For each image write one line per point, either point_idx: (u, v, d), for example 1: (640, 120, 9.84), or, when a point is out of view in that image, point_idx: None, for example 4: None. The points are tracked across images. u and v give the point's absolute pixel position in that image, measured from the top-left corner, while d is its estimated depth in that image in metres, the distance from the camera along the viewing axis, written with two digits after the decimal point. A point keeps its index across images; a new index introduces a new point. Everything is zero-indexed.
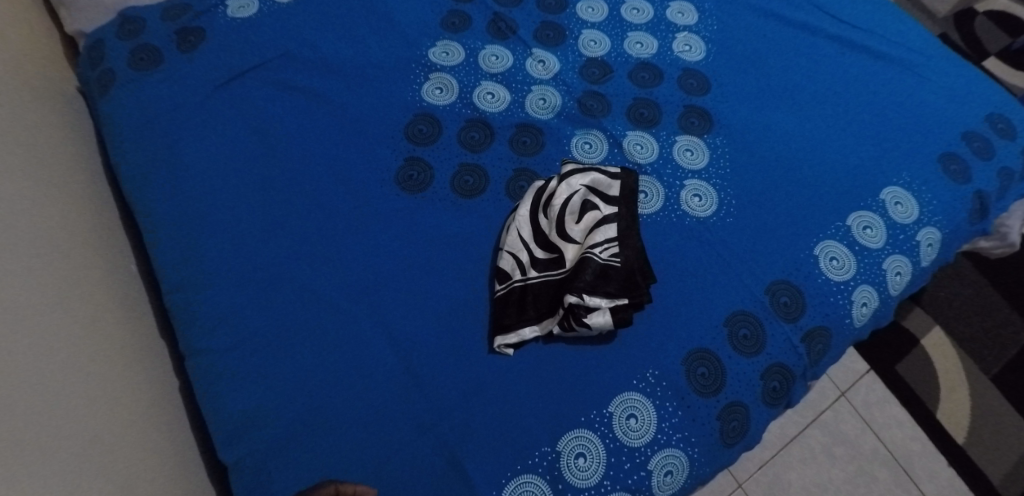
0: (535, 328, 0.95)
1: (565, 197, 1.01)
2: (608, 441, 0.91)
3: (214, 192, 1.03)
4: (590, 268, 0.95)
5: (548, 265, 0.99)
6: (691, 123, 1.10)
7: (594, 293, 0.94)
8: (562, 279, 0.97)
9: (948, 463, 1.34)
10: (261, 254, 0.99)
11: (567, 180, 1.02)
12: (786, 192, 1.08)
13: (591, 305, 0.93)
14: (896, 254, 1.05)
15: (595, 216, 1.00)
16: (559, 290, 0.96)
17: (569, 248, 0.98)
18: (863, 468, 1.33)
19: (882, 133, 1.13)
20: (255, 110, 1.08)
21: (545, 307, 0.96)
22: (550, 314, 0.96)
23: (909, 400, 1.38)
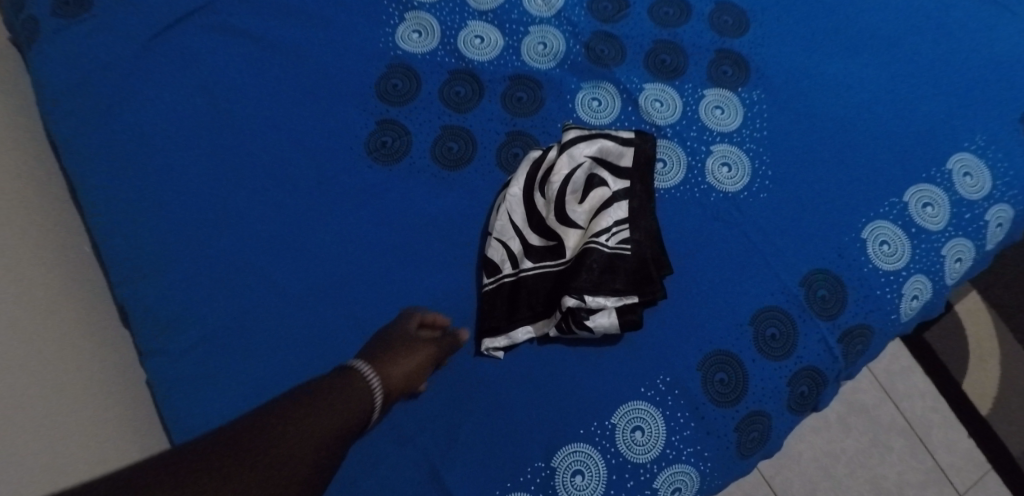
0: (529, 330, 0.83)
1: (565, 172, 0.84)
2: (609, 457, 0.81)
3: (162, 165, 0.87)
4: (594, 262, 0.80)
5: (545, 254, 0.85)
6: (723, 73, 0.93)
7: (597, 292, 0.80)
8: (560, 273, 0.83)
9: (969, 434, 1.26)
10: (215, 242, 0.85)
11: (568, 150, 0.85)
12: (834, 159, 0.91)
13: (594, 306, 0.80)
14: (958, 238, 0.89)
15: (602, 194, 0.84)
16: (557, 285, 0.83)
17: (570, 234, 0.83)
18: (878, 439, 1.25)
19: (954, 84, 0.93)
20: (202, 63, 0.91)
21: (541, 305, 0.83)
22: (547, 314, 0.83)
23: (934, 368, 1.28)
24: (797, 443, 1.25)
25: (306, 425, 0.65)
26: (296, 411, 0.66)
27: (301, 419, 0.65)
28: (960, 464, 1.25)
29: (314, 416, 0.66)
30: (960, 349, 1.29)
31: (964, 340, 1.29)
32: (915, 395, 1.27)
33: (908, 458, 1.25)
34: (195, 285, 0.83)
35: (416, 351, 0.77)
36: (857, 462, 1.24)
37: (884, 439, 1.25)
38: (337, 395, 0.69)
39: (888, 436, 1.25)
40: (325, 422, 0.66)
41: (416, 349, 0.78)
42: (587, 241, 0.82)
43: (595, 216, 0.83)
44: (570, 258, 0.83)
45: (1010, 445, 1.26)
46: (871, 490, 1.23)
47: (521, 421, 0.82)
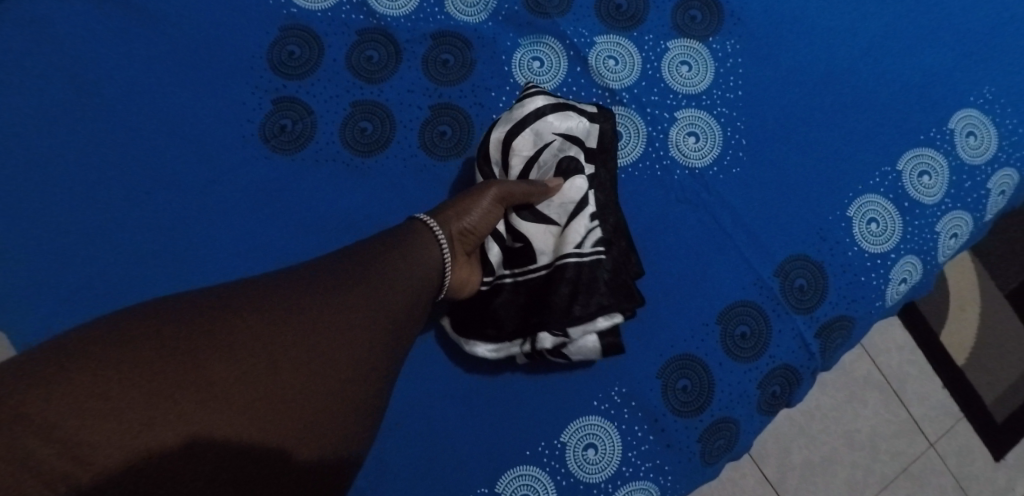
0: (510, 348, 0.69)
1: (528, 156, 0.69)
2: (559, 478, 0.73)
3: (10, 163, 0.71)
4: (575, 275, 0.65)
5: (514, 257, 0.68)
6: (690, 19, 0.77)
7: (580, 318, 0.65)
8: (536, 286, 0.67)
9: (943, 386, 1.08)
10: (84, 257, 0.70)
11: (532, 127, 0.69)
12: (820, 121, 0.77)
13: (578, 332, 0.66)
14: (955, 211, 0.77)
15: (579, 183, 0.67)
16: (534, 302, 0.67)
17: (541, 234, 0.68)
18: (852, 395, 1.07)
19: (961, 24, 0.78)
20: (48, 33, 0.73)
21: (518, 323, 0.68)
22: (519, 339, 0.68)
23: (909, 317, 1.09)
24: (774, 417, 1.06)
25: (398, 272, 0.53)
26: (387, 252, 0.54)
27: (391, 274, 0.53)
28: (936, 417, 1.07)
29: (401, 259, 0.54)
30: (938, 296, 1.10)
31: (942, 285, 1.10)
32: (893, 349, 1.08)
33: (882, 411, 1.07)
34: (60, 312, 0.68)
35: (486, 198, 0.63)
36: (831, 421, 1.06)
37: (858, 393, 1.07)
38: (422, 251, 0.56)
39: (862, 390, 1.07)
40: (415, 279, 0.54)
41: (486, 199, 0.62)
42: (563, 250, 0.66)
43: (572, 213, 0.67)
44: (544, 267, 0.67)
45: (983, 392, 1.08)
46: (843, 445, 1.05)
47: (460, 444, 0.73)
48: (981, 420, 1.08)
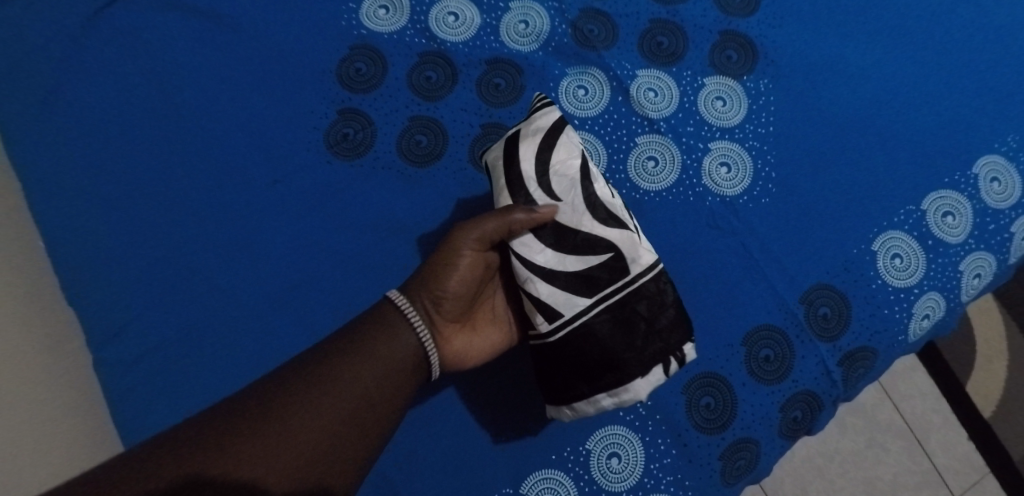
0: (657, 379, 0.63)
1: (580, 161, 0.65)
2: (582, 484, 0.76)
3: (104, 158, 0.81)
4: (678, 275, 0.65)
5: (608, 273, 0.63)
6: (727, 58, 0.82)
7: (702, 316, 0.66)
8: (649, 303, 0.63)
9: (970, 438, 1.08)
10: (160, 244, 0.78)
11: (570, 131, 0.66)
12: (848, 160, 0.81)
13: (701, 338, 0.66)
14: (979, 251, 0.80)
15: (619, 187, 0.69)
16: (656, 317, 0.63)
17: (638, 241, 0.64)
18: (875, 440, 1.07)
19: (988, 76, 0.83)
20: (146, 43, 0.83)
21: (652, 348, 0.62)
22: (658, 366, 0.63)
23: (936, 366, 1.10)
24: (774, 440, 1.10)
25: (380, 344, 0.60)
26: (371, 326, 0.61)
27: (361, 347, 0.60)
28: (961, 470, 1.07)
29: (383, 329, 0.61)
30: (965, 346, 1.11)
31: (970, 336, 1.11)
32: (916, 396, 1.09)
33: (905, 459, 1.07)
34: (136, 291, 0.77)
35: (461, 254, 0.64)
36: (851, 465, 1.06)
37: (881, 439, 1.07)
38: (393, 330, 0.62)
39: (885, 436, 1.07)
40: (384, 357, 0.60)
41: (462, 255, 0.64)
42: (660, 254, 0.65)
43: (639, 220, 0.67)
44: (652, 277, 0.63)
45: (1008, 447, 1.08)
46: (863, 488, 1.05)
47: (488, 445, 0.76)
48: (1008, 475, 1.07)
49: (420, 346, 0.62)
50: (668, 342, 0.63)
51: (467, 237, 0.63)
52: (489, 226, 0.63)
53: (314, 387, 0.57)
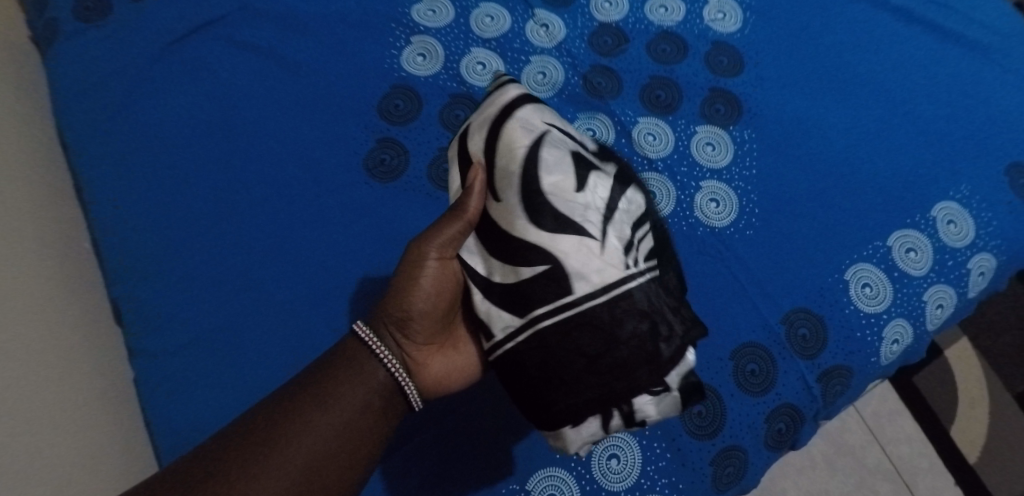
0: (592, 431, 0.64)
1: (531, 147, 0.65)
2: (583, 483, 0.82)
3: (165, 173, 0.91)
4: (631, 306, 0.62)
5: (539, 298, 0.62)
6: (716, 111, 0.95)
7: (663, 368, 0.62)
8: (585, 342, 0.62)
9: (955, 480, 1.27)
10: (211, 249, 0.88)
11: (518, 115, 0.66)
12: (822, 200, 0.92)
13: (655, 385, 0.63)
14: (940, 284, 0.90)
15: (596, 176, 0.65)
16: (594, 362, 0.62)
17: (584, 256, 0.62)
18: (864, 482, 1.25)
19: (944, 134, 0.95)
20: (210, 77, 0.95)
21: (586, 395, 0.63)
22: (588, 417, 0.63)
23: (921, 414, 1.31)
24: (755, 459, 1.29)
25: (336, 398, 0.65)
26: (331, 377, 0.66)
27: (341, 381, 0.66)
28: None
29: (343, 380, 0.66)
30: (949, 397, 1.32)
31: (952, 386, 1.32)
32: (903, 440, 1.29)
33: None
34: (187, 290, 0.87)
35: (422, 275, 0.68)
36: None
37: (870, 481, 1.25)
38: (364, 365, 0.67)
39: (873, 478, 1.26)
40: (340, 407, 0.65)
41: (424, 266, 0.68)
42: (609, 281, 0.62)
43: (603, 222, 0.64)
44: (590, 309, 0.62)
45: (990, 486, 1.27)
46: None
47: (498, 441, 0.83)
48: None
49: (391, 378, 0.67)
50: (603, 390, 0.63)
51: (424, 253, 0.67)
52: (450, 228, 0.67)
53: (291, 425, 0.63)
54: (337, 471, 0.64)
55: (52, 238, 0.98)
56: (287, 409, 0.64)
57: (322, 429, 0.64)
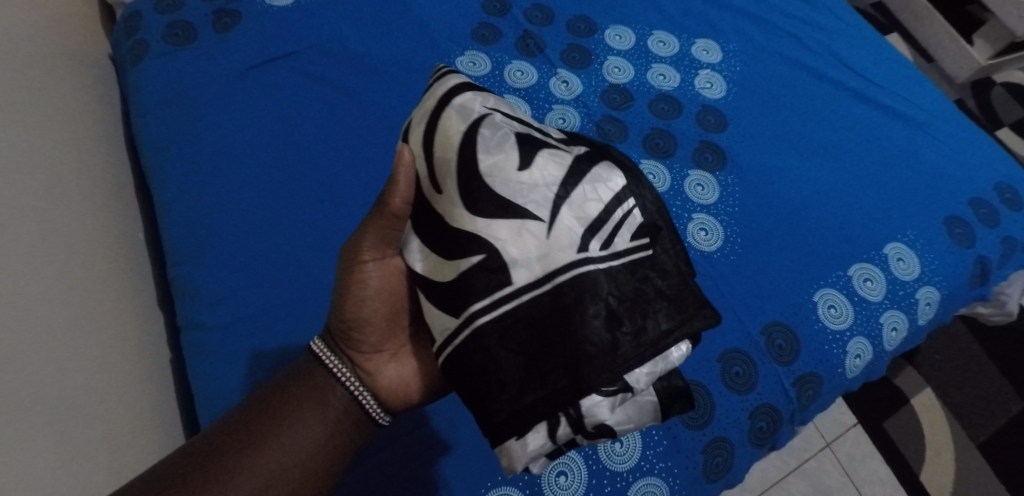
0: (541, 442, 0.71)
1: (468, 131, 0.71)
2: (590, 463, 0.92)
3: (232, 175, 1.04)
4: (572, 297, 0.69)
5: (477, 297, 0.70)
6: (705, 158, 1.13)
7: (616, 361, 0.69)
8: (526, 337, 0.70)
9: None
10: (270, 242, 1.00)
11: (459, 105, 0.73)
12: (795, 235, 1.08)
13: (603, 385, 0.69)
14: (893, 310, 1.06)
15: (547, 156, 0.72)
16: (535, 360, 0.70)
17: (520, 243, 0.70)
18: None
19: (894, 188, 1.13)
20: (278, 100, 1.09)
21: (529, 397, 0.69)
22: (535, 424, 0.70)
23: (893, 458, 1.47)
24: (739, 486, 1.42)
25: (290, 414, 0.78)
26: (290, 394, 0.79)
27: (297, 397, 0.79)
28: None
29: (300, 397, 0.79)
30: (918, 443, 1.49)
31: (920, 432, 1.50)
32: (877, 482, 1.45)
33: None
34: (244, 274, 0.97)
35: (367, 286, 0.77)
36: None
37: None
38: (321, 382, 0.80)
39: None
40: (295, 421, 0.78)
41: (368, 277, 0.77)
42: (547, 270, 0.70)
43: (556, 204, 0.71)
44: (529, 300, 0.70)
45: None
46: None
47: None
48: None
49: (348, 391, 0.80)
50: (546, 391, 0.69)
51: (360, 258, 0.77)
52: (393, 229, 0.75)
53: (254, 436, 0.76)
54: (297, 475, 0.76)
55: (122, 231, 1.09)
56: (251, 423, 0.77)
57: (280, 439, 0.77)
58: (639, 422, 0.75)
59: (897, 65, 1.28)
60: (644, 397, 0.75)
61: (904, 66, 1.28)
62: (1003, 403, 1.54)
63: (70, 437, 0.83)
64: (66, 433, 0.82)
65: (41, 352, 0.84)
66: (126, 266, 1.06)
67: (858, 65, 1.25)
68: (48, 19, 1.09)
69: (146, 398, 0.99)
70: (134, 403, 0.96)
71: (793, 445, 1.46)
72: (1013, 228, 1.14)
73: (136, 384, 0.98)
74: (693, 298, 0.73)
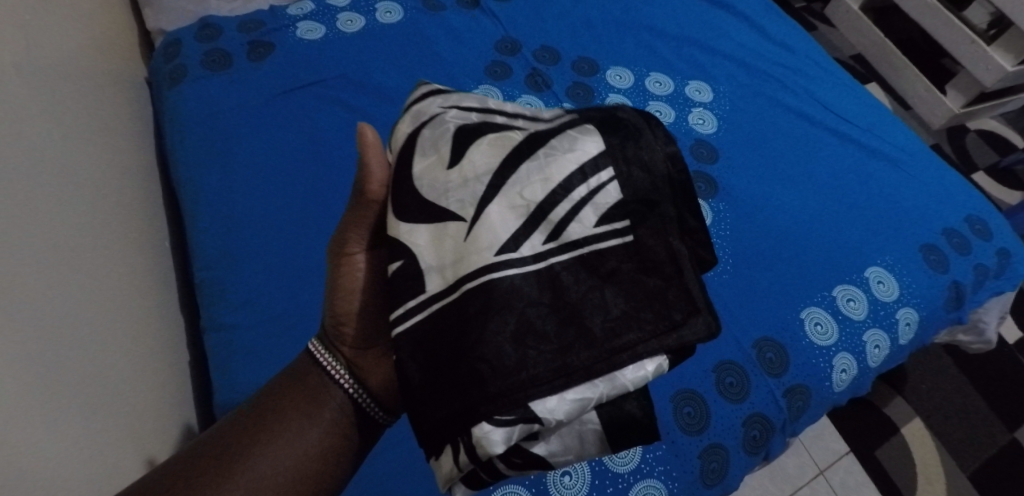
0: (450, 466, 0.66)
1: (413, 128, 0.74)
2: (593, 464, 0.97)
3: (259, 188, 1.11)
4: (477, 306, 0.66)
5: (397, 302, 0.69)
6: (698, 187, 1.22)
7: (525, 383, 0.63)
8: (435, 349, 0.67)
9: None
10: (293, 250, 1.06)
11: (417, 106, 0.76)
12: (781, 258, 1.16)
13: (499, 410, 0.63)
14: (875, 328, 1.13)
15: (492, 140, 0.71)
16: (439, 376, 0.66)
17: (438, 248, 0.69)
18: None
19: (872, 217, 1.22)
20: (305, 122, 1.18)
21: (433, 416, 0.66)
22: (441, 446, 0.66)
23: (885, 486, 1.51)
24: None
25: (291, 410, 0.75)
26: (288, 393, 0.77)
27: (290, 399, 0.76)
28: None
29: (298, 396, 0.76)
30: (910, 472, 1.53)
31: (911, 461, 1.54)
32: None
33: None
34: (267, 279, 1.03)
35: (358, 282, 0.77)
36: None
37: None
38: (318, 386, 0.77)
39: None
40: (297, 417, 0.75)
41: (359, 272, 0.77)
42: (456, 277, 0.67)
43: (484, 199, 0.68)
44: (438, 310, 0.67)
45: None
46: None
47: None
48: None
49: (347, 393, 0.77)
50: (445, 412, 0.65)
51: (348, 251, 0.78)
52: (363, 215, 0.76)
53: (259, 432, 0.74)
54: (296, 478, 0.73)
55: (155, 242, 1.15)
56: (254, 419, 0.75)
57: (275, 441, 0.73)
58: (580, 452, 0.68)
59: (873, 108, 1.39)
60: (585, 425, 0.67)
61: (879, 109, 1.40)
62: (990, 433, 1.60)
63: (116, 421, 0.86)
64: (115, 416, 0.86)
65: (97, 335, 0.88)
66: (157, 274, 1.12)
67: (837, 107, 1.36)
68: (100, 42, 1.18)
69: (173, 399, 1.03)
70: (163, 402, 0.99)
71: (788, 472, 1.50)
72: (984, 256, 1.22)
73: (165, 385, 1.02)
74: (638, 315, 0.65)
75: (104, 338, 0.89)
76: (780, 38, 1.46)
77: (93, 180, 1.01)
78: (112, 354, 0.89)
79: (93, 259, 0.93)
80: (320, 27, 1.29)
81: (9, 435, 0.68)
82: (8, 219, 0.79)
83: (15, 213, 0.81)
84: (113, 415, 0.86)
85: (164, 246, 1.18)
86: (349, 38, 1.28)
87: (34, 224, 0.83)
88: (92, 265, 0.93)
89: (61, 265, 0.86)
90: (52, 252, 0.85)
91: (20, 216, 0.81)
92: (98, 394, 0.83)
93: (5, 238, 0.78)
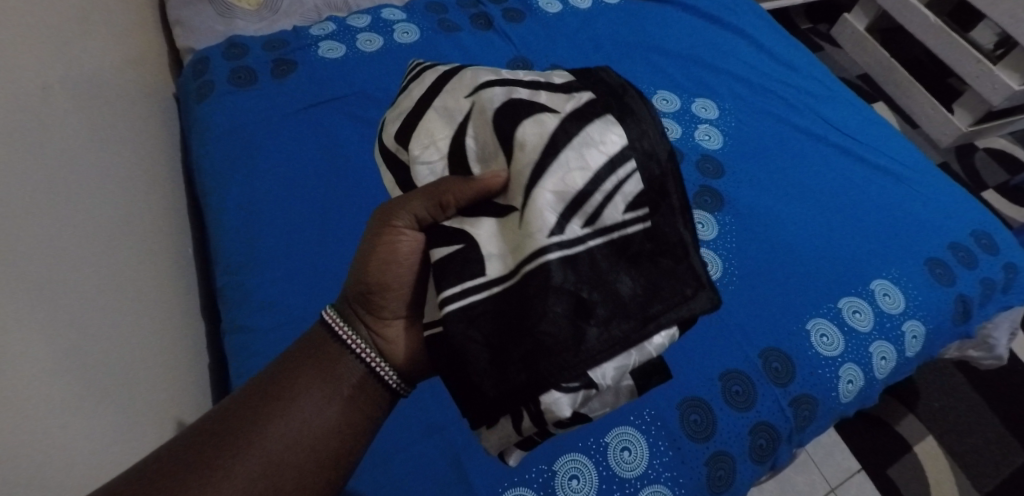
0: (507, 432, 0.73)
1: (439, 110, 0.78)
2: (601, 468, 0.99)
3: (280, 198, 1.15)
4: (536, 283, 0.70)
5: (449, 283, 0.71)
6: (704, 200, 1.24)
7: (581, 353, 0.68)
8: (494, 330, 0.71)
9: None
10: (312, 258, 1.10)
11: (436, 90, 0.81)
12: (787, 270, 1.18)
13: (563, 380, 0.68)
14: (881, 341, 1.15)
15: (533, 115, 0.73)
16: (499, 353, 0.70)
17: (501, 238, 0.73)
18: None
19: (877, 230, 1.24)
20: (325, 136, 1.23)
21: (495, 392, 0.70)
22: (498, 418, 0.72)
23: None
24: None
25: (310, 369, 0.78)
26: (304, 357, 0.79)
27: (301, 373, 0.78)
28: None
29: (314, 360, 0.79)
30: (923, 490, 1.52)
31: (924, 478, 1.53)
32: None
33: None
34: (286, 285, 1.07)
35: (383, 250, 0.79)
36: None
37: None
38: (333, 356, 0.79)
39: None
40: (316, 372, 0.78)
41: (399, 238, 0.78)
42: (515, 263, 0.71)
43: (530, 186, 0.71)
44: (498, 292, 0.72)
45: None
46: None
47: None
48: None
49: (363, 363, 0.79)
50: (509, 387, 0.69)
51: (394, 224, 0.78)
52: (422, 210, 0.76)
53: (281, 387, 0.77)
54: (320, 425, 0.76)
55: (179, 250, 1.20)
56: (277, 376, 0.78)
57: (297, 395, 0.77)
58: (615, 405, 0.73)
59: (877, 125, 1.41)
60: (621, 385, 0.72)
61: (884, 126, 1.42)
62: (1005, 452, 1.58)
63: (139, 418, 0.89)
64: (138, 413, 0.89)
65: (123, 335, 0.91)
66: (180, 281, 1.16)
67: (842, 124, 1.39)
68: (132, 60, 1.24)
69: (195, 401, 1.06)
70: (185, 403, 1.03)
71: (799, 487, 1.50)
72: (991, 270, 1.23)
73: (187, 386, 1.06)
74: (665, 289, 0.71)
75: (130, 338, 0.93)
76: (785, 57, 1.49)
77: (123, 190, 1.05)
78: (137, 355, 0.93)
79: (122, 263, 0.97)
80: (340, 46, 1.35)
81: (40, 426, 0.71)
82: (45, 225, 0.84)
83: (51, 219, 0.85)
84: (136, 412, 0.89)
85: (188, 255, 1.23)
86: (368, 57, 1.34)
87: (67, 230, 0.88)
88: (121, 269, 0.97)
89: (93, 268, 0.90)
90: (84, 255, 0.89)
91: (57, 220, 0.86)
92: (122, 391, 0.87)
93: (43, 239, 0.82)
